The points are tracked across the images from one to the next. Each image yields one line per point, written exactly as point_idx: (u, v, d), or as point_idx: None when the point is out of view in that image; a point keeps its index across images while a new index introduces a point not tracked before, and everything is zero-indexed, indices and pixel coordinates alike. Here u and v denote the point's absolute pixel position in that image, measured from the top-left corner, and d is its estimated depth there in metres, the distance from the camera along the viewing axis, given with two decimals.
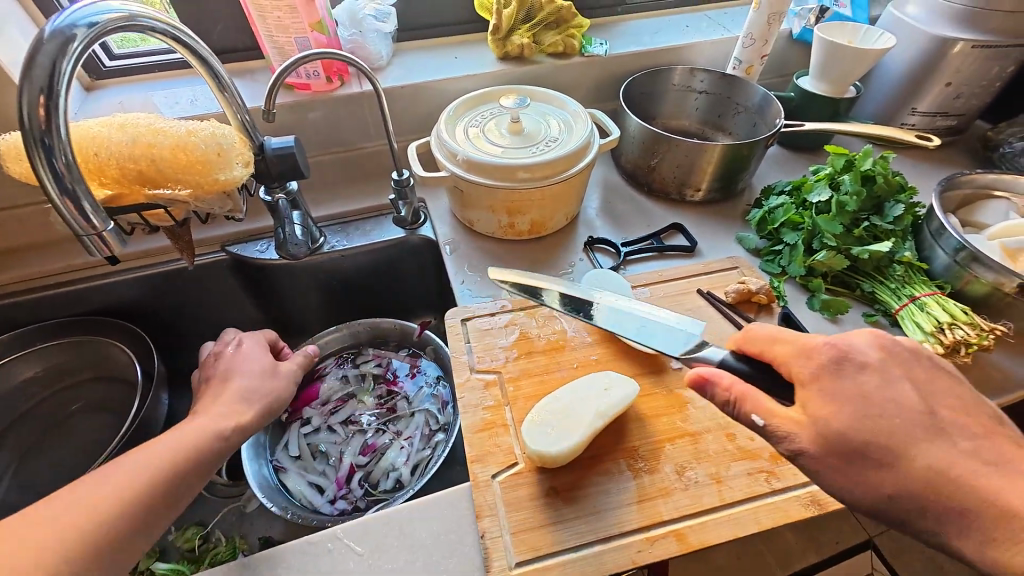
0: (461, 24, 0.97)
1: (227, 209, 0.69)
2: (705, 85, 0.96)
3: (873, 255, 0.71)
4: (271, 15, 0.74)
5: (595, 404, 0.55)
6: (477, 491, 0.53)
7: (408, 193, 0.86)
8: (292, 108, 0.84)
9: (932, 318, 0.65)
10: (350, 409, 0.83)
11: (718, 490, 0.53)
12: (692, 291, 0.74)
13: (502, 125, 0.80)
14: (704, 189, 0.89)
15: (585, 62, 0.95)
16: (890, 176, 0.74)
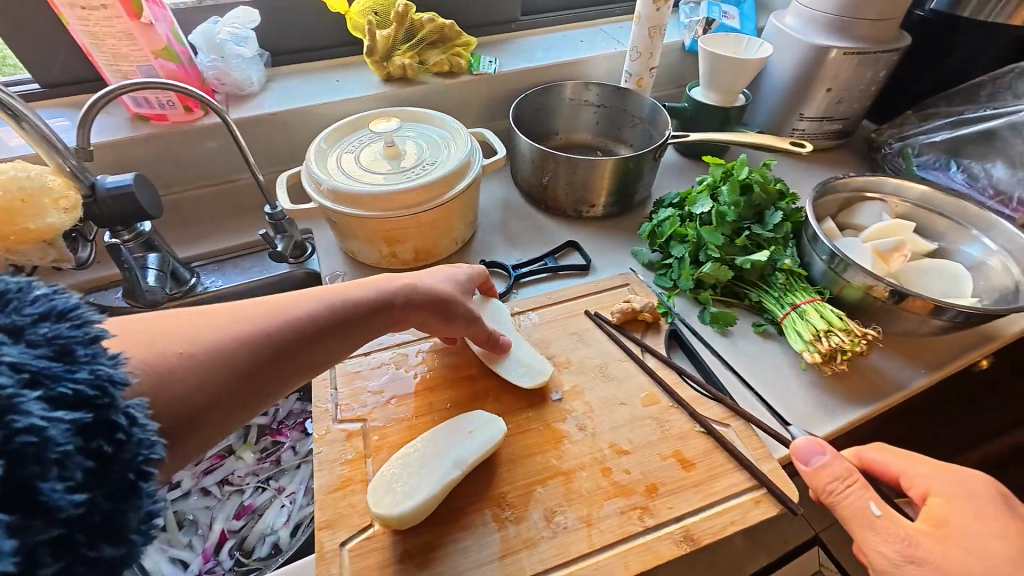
0: (342, 46, 0.94)
1: (51, 260, 0.64)
2: (599, 98, 0.95)
3: (755, 265, 0.69)
4: (104, 43, 0.67)
5: (452, 453, 0.52)
6: (322, 563, 0.47)
7: (287, 227, 0.79)
8: (149, 141, 0.77)
9: (810, 326, 0.64)
10: (227, 468, 0.75)
11: (587, 534, 0.49)
12: (581, 313, 0.71)
13: (377, 151, 0.75)
14: (600, 204, 0.87)
15: (475, 81, 0.92)
16: (768, 184, 0.73)
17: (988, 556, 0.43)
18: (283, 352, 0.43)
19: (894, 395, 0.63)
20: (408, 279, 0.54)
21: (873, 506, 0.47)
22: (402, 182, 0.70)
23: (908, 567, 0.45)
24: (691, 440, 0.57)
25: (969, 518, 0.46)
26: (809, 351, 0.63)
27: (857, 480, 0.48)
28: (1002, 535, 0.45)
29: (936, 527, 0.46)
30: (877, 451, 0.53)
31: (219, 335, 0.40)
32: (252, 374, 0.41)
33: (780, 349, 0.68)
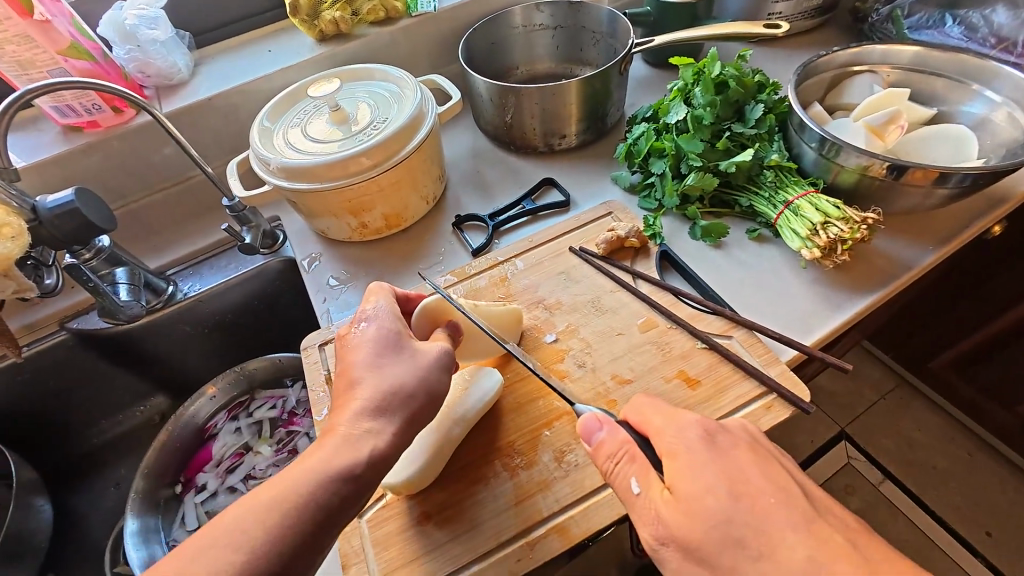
0: (268, 11, 0.86)
1: (12, 292, 0.62)
2: (552, 18, 0.87)
3: (741, 167, 0.65)
4: (4, 51, 0.62)
5: (451, 414, 0.50)
6: (341, 539, 0.47)
7: (251, 216, 0.76)
8: (87, 151, 0.73)
9: (806, 221, 0.60)
10: (249, 464, 0.77)
11: (600, 468, 0.48)
12: (565, 251, 0.68)
13: (322, 118, 0.70)
14: (571, 134, 0.82)
15: (415, 23, 0.85)
16: (744, 76, 0.67)
17: (707, 519, 0.35)
18: (314, 534, 0.38)
19: (902, 276, 0.60)
20: (362, 344, 0.47)
21: (633, 484, 0.39)
22: (354, 146, 0.66)
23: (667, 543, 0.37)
24: (694, 359, 0.56)
25: (690, 476, 0.37)
26: (807, 248, 0.60)
27: (626, 458, 0.40)
28: (717, 489, 0.36)
29: (671, 492, 0.37)
30: (639, 409, 0.43)
31: (235, 558, 0.36)
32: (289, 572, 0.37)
33: (778, 251, 0.65)
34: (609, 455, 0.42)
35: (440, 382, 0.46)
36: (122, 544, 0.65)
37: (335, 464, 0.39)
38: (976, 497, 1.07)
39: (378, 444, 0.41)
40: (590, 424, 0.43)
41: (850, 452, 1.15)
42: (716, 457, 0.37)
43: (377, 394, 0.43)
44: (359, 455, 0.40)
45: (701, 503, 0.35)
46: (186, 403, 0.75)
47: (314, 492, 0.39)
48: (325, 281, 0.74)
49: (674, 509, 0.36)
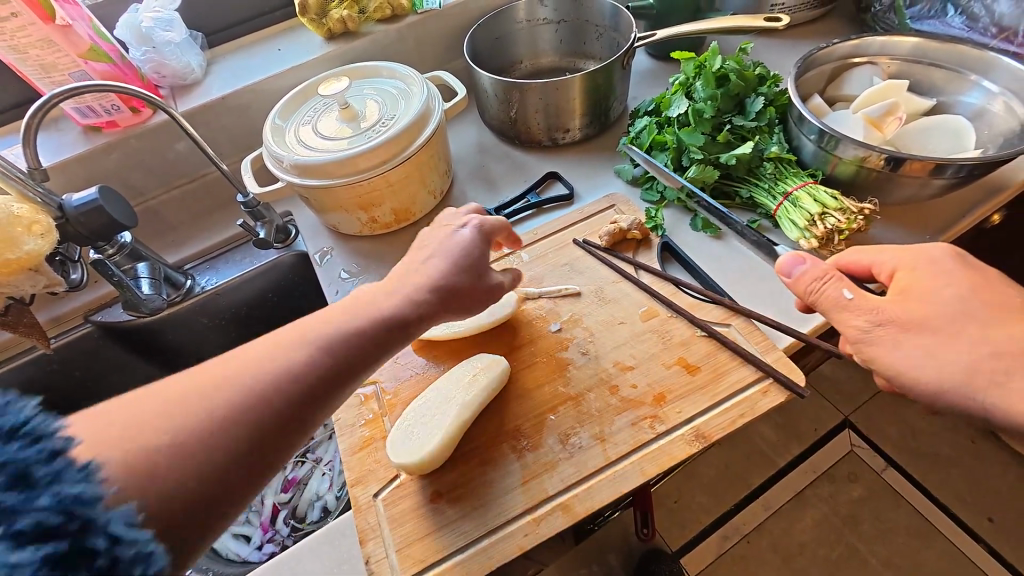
0: (280, 10, 0.88)
1: (43, 286, 0.65)
2: (555, 13, 0.89)
3: (741, 159, 0.66)
4: (30, 55, 0.64)
5: (462, 398, 0.54)
6: (359, 515, 0.50)
7: (265, 213, 0.78)
8: (107, 151, 0.75)
9: (805, 212, 0.62)
10: None
11: (602, 449, 0.51)
12: (569, 243, 0.70)
13: (333, 115, 0.72)
14: (574, 128, 0.83)
15: (421, 20, 0.86)
16: (745, 70, 0.69)
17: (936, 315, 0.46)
18: (324, 383, 0.40)
19: None
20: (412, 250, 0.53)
21: (846, 291, 0.49)
22: (364, 143, 0.68)
23: (877, 330, 0.47)
24: (693, 345, 0.57)
25: (934, 284, 0.47)
26: (805, 238, 0.62)
27: (833, 275, 0.50)
28: (949, 286, 0.47)
29: (900, 294, 0.48)
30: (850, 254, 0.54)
31: (240, 390, 0.37)
32: (246, 457, 0.36)
33: (777, 242, 0.67)
34: (809, 280, 0.51)
35: (465, 280, 0.50)
36: None
37: (347, 321, 0.44)
38: (976, 483, 1.12)
39: (397, 306, 0.46)
40: (791, 255, 0.52)
41: (854, 439, 1.20)
42: (944, 272, 0.48)
43: (415, 280, 0.49)
44: (377, 313, 0.45)
45: (926, 297, 0.47)
46: None
47: (335, 338, 0.42)
48: (336, 274, 0.76)
49: (862, 312, 0.48)
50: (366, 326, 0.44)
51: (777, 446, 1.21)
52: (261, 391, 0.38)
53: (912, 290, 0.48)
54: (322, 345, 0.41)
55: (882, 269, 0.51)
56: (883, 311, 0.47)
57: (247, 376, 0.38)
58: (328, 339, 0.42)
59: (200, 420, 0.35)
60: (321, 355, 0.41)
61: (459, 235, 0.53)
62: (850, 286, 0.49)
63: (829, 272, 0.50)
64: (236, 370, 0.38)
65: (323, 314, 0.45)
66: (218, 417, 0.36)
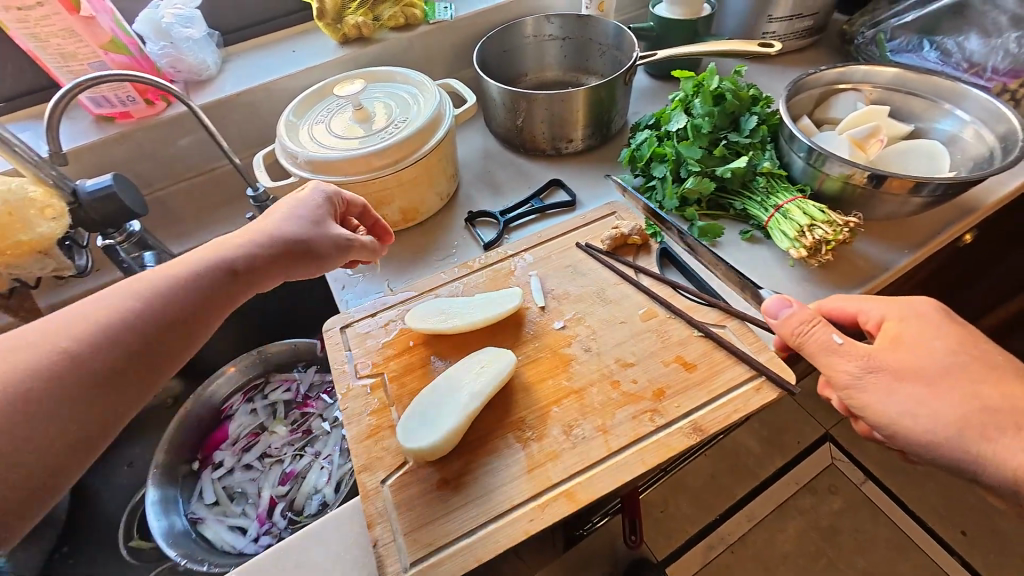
0: (297, 13, 0.91)
1: (51, 270, 0.65)
2: (561, 30, 0.93)
3: (736, 172, 0.70)
4: (51, 43, 0.66)
5: (469, 388, 0.55)
6: (366, 501, 0.51)
7: (273, 207, 0.79)
8: (119, 140, 0.76)
9: (795, 223, 0.66)
10: (264, 443, 0.79)
11: (605, 440, 0.53)
12: (572, 246, 0.72)
13: (347, 115, 0.75)
14: (578, 138, 0.87)
15: (433, 29, 0.89)
16: (740, 90, 0.73)
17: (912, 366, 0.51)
18: (186, 317, 0.44)
19: (880, 276, 0.66)
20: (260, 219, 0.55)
21: (836, 337, 0.53)
22: (378, 143, 0.70)
23: (867, 376, 0.51)
24: (691, 345, 0.60)
25: (920, 337, 0.52)
26: (795, 248, 0.65)
27: (820, 320, 0.54)
28: (936, 340, 0.51)
29: (890, 343, 0.52)
30: (838, 300, 0.59)
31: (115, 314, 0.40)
32: (112, 382, 0.39)
33: (768, 251, 0.71)
34: (800, 324, 0.55)
35: (318, 232, 0.56)
36: (142, 511, 0.68)
37: (211, 254, 0.48)
38: (950, 497, 1.16)
39: (251, 250, 0.51)
40: (780, 297, 0.57)
41: (834, 453, 1.24)
42: (927, 328, 0.53)
43: (263, 231, 0.53)
44: (231, 254, 0.49)
45: (916, 348, 0.51)
46: (207, 381, 0.78)
47: (198, 276, 0.46)
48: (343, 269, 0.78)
49: (852, 359, 0.52)
50: (220, 265, 0.48)
51: (761, 457, 1.25)
52: (123, 322, 0.40)
53: (903, 339, 0.52)
54: (187, 280, 0.45)
55: (872, 317, 0.56)
56: (869, 358, 0.51)
57: (116, 307, 0.41)
58: (189, 271, 0.46)
59: (62, 350, 0.37)
60: (187, 289, 0.45)
61: (302, 203, 0.58)
62: (836, 334, 0.53)
63: (817, 319, 0.54)
64: (91, 306, 0.40)
65: (172, 260, 0.47)
66: (79, 349, 0.38)
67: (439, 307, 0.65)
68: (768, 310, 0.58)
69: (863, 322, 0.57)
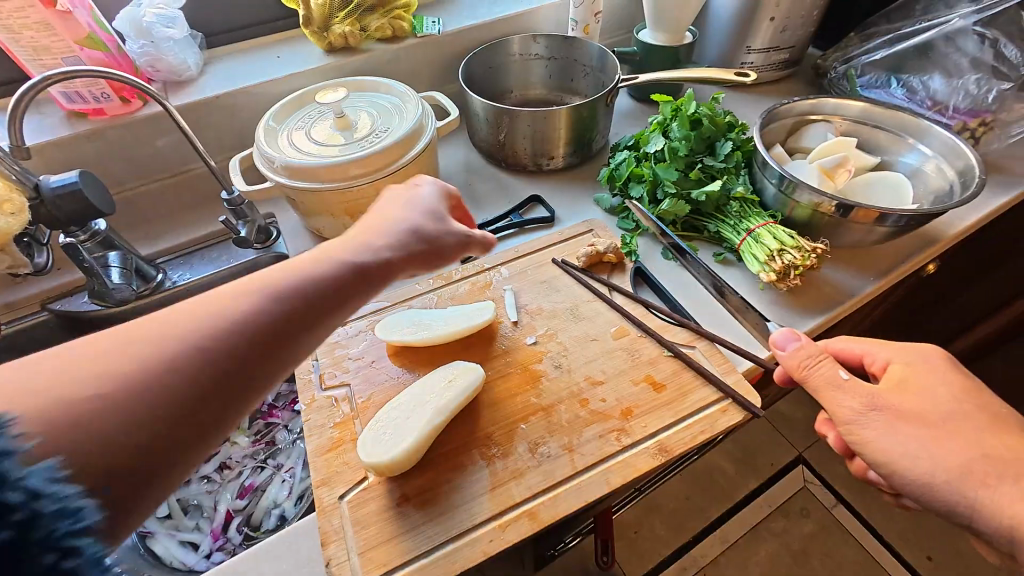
0: (284, 19, 0.91)
1: (6, 267, 0.62)
2: (547, 50, 0.95)
3: (710, 196, 0.72)
4: (23, 36, 0.65)
5: (435, 402, 0.54)
6: (322, 517, 0.49)
7: (247, 211, 0.78)
8: (91, 137, 0.75)
9: (765, 248, 0.67)
10: (223, 453, 0.76)
11: (570, 459, 0.52)
12: (548, 261, 0.73)
13: (328, 122, 0.74)
14: (559, 156, 0.88)
15: (420, 43, 0.90)
16: (716, 116, 0.75)
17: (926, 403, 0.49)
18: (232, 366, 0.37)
19: (846, 303, 0.67)
20: None
21: (842, 372, 0.52)
22: (357, 151, 0.70)
23: (872, 414, 0.49)
24: (660, 364, 0.60)
25: (928, 383, 0.51)
26: (765, 271, 0.66)
27: (827, 356, 0.53)
28: (941, 396, 0.50)
29: (899, 384, 0.51)
30: (843, 340, 0.59)
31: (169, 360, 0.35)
32: (146, 460, 0.34)
33: (739, 274, 0.72)
34: (805, 356, 0.54)
35: None
36: None
37: (180, 324, 0.37)
38: (917, 524, 1.17)
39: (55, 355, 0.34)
40: (787, 328, 0.57)
41: (807, 475, 1.25)
42: (938, 376, 0.51)
43: None
44: (256, 299, 0.39)
45: (923, 389, 0.50)
46: None
47: (175, 350, 0.35)
48: None
49: (949, 382, 0.51)
50: (242, 321, 0.38)
51: (735, 478, 1.25)
52: (130, 389, 0.33)
53: (909, 382, 0.51)
54: (258, 316, 0.39)
55: (877, 359, 0.55)
56: (871, 397, 0.50)
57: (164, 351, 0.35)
58: (252, 311, 0.39)
59: (151, 383, 0.34)
60: (167, 368, 0.35)
61: None
62: (836, 369, 0.52)
63: (822, 353, 0.54)
64: (122, 351, 0.35)
65: None
66: (164, 381, 0.34)
67: (411, 318, 0.64)
68: (775, 342, 0.57)
69: (868, 364, 0.56)
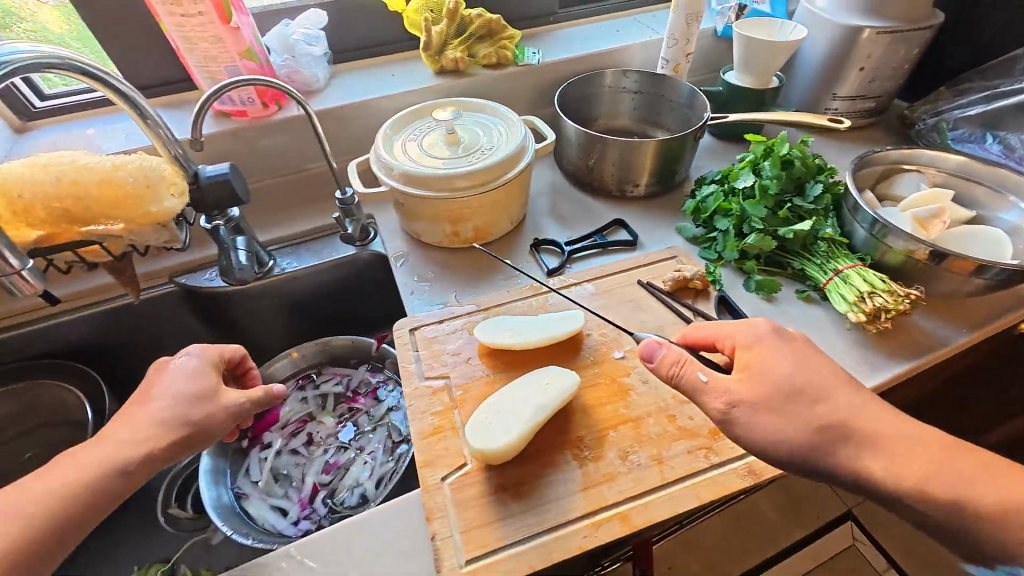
0: (400, 42, 1.00)
1: (164, 241, 0.69)
2: (637, 85, 1.00)
3: (798, 234, 0.74)
4: (198, 47, 0.75)
5: (533, 402, 0.58)
6: (427, 495, 0.54)
7: (355, 211, 0.86)
8: (232, 135, 0.85)
9: (854, 289, 0.68)
10: (310, 430, 0.82)
11: (659, 470, 0.55)
12: (634, 282, 0.76)
13: (439, 137, 0.81)
14: (642, 184, 0.92)
15: (520, 71, 0.98)
16: (807, 159, 0.77)
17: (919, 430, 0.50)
18: None
19: (937, 351, 0.67)
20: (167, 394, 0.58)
21: (701, 373, 0.53)
22: (467, 166, 0.77)
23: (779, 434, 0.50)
24: None
25: (771, 360, 0.53)
26: (853, 312, 0.68)
27: (688, 359, 0.54)
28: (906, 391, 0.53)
29: (742, 372, 0.53)
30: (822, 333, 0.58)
31: None
32: None
33: (824, 312, 0.73)
34: (669, 361, 0.55)
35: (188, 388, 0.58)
36: (196, 478, 0.71)
37: None
38: None
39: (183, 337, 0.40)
40: (648, 341, 0.57)
41: (854, 532, 1.20)
42: (783, 358, 0.53)
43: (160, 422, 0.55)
44: None
45: (767, 373, 0.52)
46: (270, 362, 0.84)
47: None
48: (412, 276, 0.83)
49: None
50: None
51: (778, 527, 1.21)
52: None
53: (755, 369, 0.53)
54: None
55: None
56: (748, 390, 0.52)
57: None
58: None
59: None
60: None
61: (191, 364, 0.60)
62: (693, 377, 0.54)
63: (681, 360, 0.54)
64: None
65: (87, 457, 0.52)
66: None
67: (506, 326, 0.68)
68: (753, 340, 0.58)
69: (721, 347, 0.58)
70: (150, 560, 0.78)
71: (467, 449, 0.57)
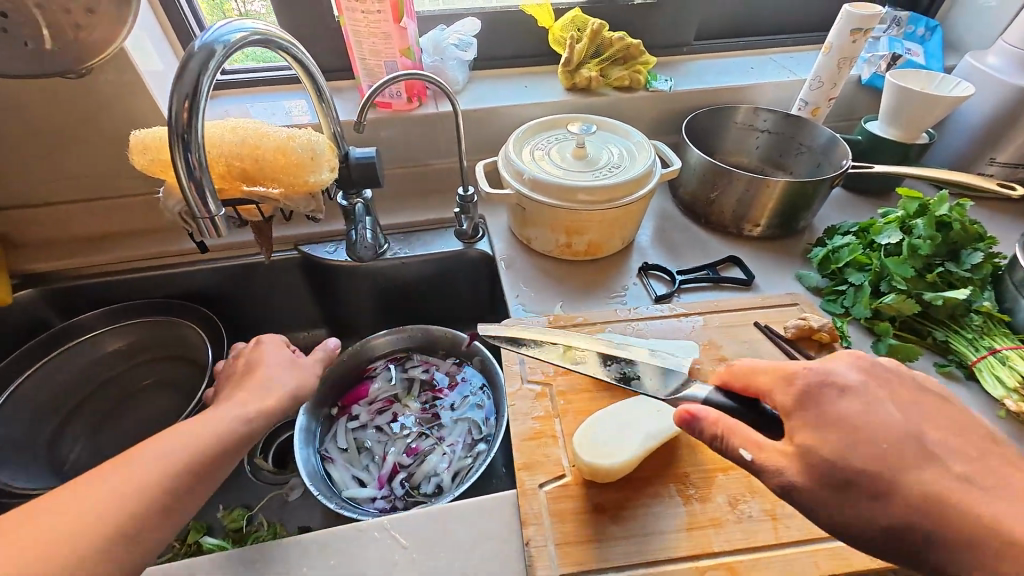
0: (536, 56, 1.04)
1: (310, 209, 0.75)
2: (768, 124, 0.98)
3: (948, 302, 0.67)
4: (367, 41, 0.82)
5: (644, 429, 0.56)
6: (523, 498, 0.53)
7: (471, 209, 0.89)
8: (374, 124, 0.91)
9: (1015, 374, 0.62)
10: (394, 411, 0.85)
11: (774, 527, 0.51)
12: (749, 323, 0.73)
13: (568, 150, 0.83)
14: (763, 225, 0.88)
15: (650, 96, 0.98)
16: (968, 223, 0.71)
17: None
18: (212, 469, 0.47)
19: None
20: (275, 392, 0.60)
21: (745, 452, 0.44)
22: (595, 181, 0.77)
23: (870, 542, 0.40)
24: None
25: (877, 423, 0.42)
26: (1011, 397, 0.61)
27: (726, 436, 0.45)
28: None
29: (791, 447, 0.43)
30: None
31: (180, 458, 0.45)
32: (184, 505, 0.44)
33: (969, 393, 0.66)
34: (704, 439, 0.46)
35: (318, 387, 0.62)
36: (292, 435, 0.75)
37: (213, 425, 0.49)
38: None
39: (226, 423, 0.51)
40: (681, 411, 0.47)
41: None
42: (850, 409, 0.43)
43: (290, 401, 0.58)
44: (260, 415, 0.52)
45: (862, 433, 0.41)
46: (369, 338, 0.88)
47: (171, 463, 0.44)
48: (517, 280, 0.84)
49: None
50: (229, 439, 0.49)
51: None
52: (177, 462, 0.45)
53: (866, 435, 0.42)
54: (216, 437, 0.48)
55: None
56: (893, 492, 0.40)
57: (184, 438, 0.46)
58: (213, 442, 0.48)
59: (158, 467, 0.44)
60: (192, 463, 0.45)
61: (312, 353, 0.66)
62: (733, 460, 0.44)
63: (723, 429, 0.45)
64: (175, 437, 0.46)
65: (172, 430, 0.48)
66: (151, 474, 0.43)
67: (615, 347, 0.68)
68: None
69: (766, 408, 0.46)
70: (234, 502, 0.83)
71: (567, 461, 0.56)
